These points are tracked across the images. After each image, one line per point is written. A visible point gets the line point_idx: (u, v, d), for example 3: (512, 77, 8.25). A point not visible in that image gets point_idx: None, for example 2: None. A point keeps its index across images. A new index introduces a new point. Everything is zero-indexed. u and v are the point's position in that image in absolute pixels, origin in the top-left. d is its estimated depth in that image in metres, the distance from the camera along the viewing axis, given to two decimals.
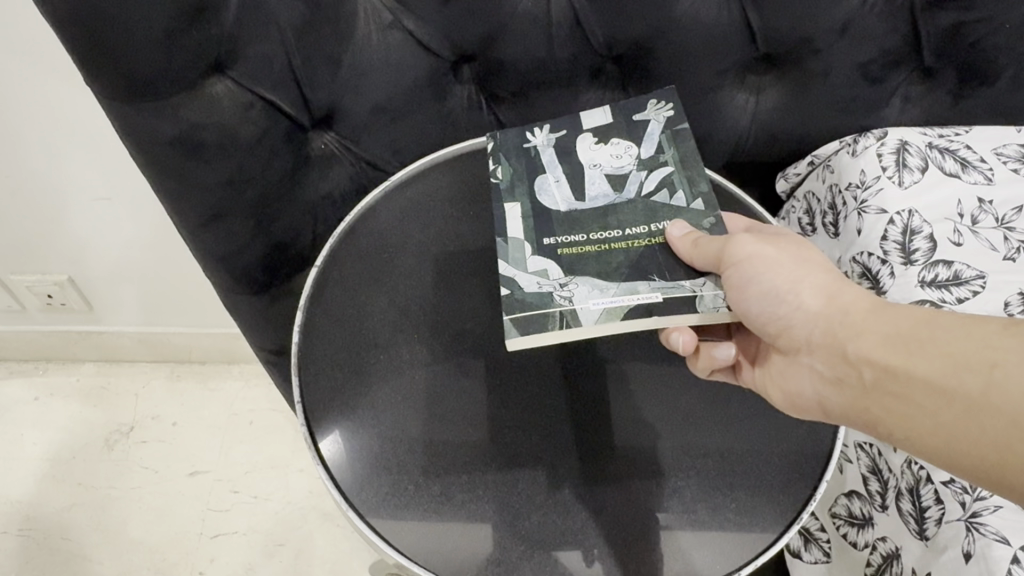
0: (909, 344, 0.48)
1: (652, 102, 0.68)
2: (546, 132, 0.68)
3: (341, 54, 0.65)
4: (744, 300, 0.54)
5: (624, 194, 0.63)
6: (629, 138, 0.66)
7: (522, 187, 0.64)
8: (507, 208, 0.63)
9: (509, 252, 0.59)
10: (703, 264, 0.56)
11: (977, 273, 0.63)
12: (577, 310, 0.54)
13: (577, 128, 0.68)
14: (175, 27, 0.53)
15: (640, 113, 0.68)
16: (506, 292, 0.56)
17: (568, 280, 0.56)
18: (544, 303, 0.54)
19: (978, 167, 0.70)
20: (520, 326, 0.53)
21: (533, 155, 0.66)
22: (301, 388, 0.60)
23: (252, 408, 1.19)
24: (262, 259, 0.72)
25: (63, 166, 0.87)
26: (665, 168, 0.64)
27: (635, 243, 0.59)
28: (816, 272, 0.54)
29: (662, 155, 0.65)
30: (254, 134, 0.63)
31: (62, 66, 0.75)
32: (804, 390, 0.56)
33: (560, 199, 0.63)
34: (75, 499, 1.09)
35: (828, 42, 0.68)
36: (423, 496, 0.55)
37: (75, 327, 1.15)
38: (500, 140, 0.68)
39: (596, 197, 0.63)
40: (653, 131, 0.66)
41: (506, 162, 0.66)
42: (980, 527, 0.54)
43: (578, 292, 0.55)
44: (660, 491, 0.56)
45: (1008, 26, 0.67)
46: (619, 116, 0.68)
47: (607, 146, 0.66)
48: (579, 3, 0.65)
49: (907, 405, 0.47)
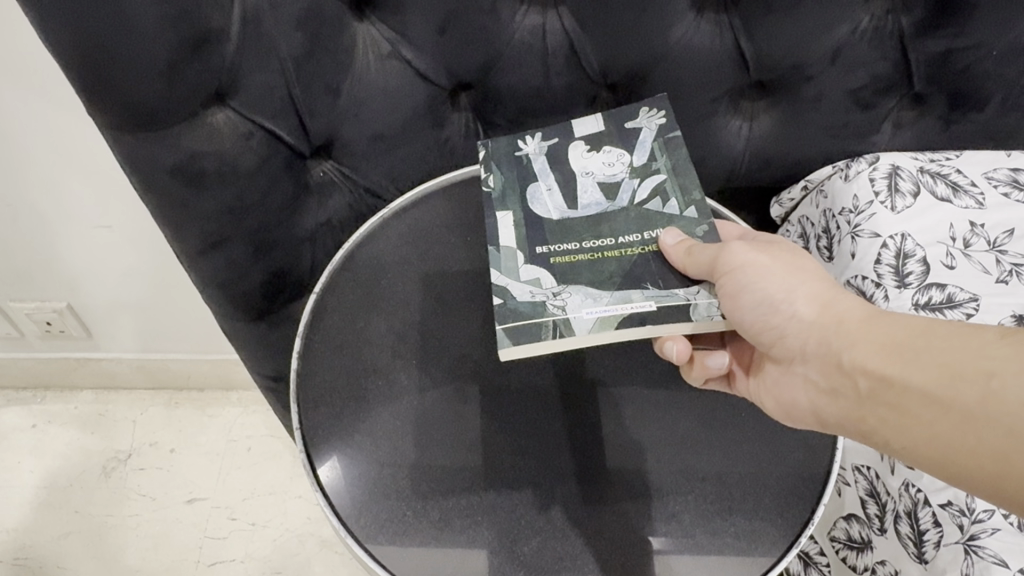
0: (905, 353, 0.48)
1: (644, 109, 0.69)
2: (537, 140, 0.69)
3: (340, 83, 0.66)
4: (738, 311, 0.55)
5: (616, 202, 0.63)
6: (621, 145, 0.67)
7: (514, 197, 0.65)
8: (499, 217, 0.63)
9: (501, 261, 0.60)
10: (697, 272, 0.56)
11: (970, 296, 0.64)
12: (570, 319, 0.54)
13: (569, 136, 0.69)
14: (177, 59, 0.54)
15: (632, 121, 0.68)
16: (498, 300, 0.56)
17: (562, 289, 0.57)
18: (537, 313, 0.55)
19: (969, 192, 0.71)
20: (512, 334, 0.54)
21: (524, 163, 0.67)
22: (301, 415, 0.60)
23: (252, 434, 1.19)
24: (261, 286, 0.72)
25: (64, 194, 0.88)
26: (658, 176, 0.64)
27: (627, 251, 0.60)
28: (810, 281, 0.55)
29: (654, 163, 0.65)
30: (254, 162, 0.63)
31: (65, 97, 0.76)
32: (799, 400, 0.56)
33: (553, 207, 0.63)
34: (71, 528, 1.09)
35: (819, 69, 0.69)
36: (422, 523, 0.55)
37: (72, 355, 1.15)
38: (492, 148, 0.69)
39: (588, 205, 0.63)
40: (645, 140, 0.67)
41: (498, 170, 0.67)
42: (979, 549, 0.54)
43: (571, 301, 0.56)
44: (657, 514, 0.56)
45: (995, 53, 0.68)
46: (611, 124, 0.69)
47: (600, 155, 0.67)
48: (574, 32, 0.67)
49: (905, 416, 0.47)
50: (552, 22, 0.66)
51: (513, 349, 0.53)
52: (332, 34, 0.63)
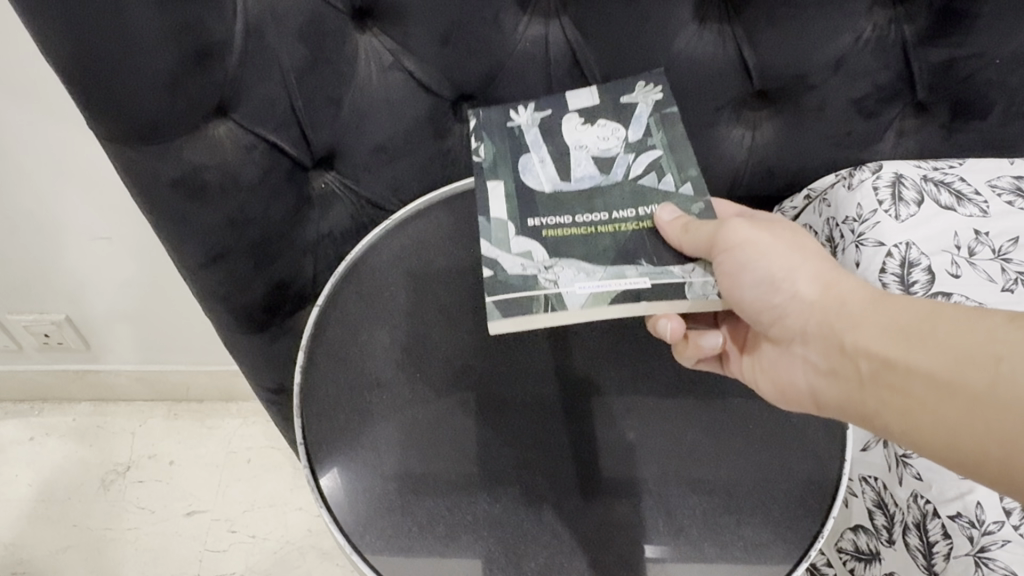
0: (909, 336, 0.48)
1: (641, 84, 0.67)
2: (530, 111, 0.68)
3: (342, 95, 0.65)
4: (738, 290, 0.54)
5: (611, 176, 0.62)
6: (617, 120, 0.66)
7: (504, 166, 0.64)
8: (489, 186, 0.63)
9: (492, 232, 0.59)
10: (694, 249, 0.55)
11: (976, 305, 0.64)
12: (562, 294, 0.53)
13: (563, 108, 0.68)
14: (179, 72, 0.53)
15: (629, 95, 0.67)
16: (488, 273, 0.55)
17: (553, 263, 0.56)
18: (529, 287, 0.54)
19: (973, 200, 0.71)
20: (503, 307, 0.53)
21: (515, 135, 0.66)
22: (304, 429, 0.59)
23: (251, 445, 1.18)
24: (262, 299, 0.71)
25: (63, 205, 0.87)
26: (653, 151, 0.63)
27: (622, 227, 0.59)
28: (813, 261, 0.54)
29: (650, 139, 0.64)
30: (255, 174, 0.63)
31: (64, 108, 0.76)
32: (797, 380, 0.56)
33: (545, 178, 0.62)
34: (70, 541, 1.07)
35: (822, 78, 0.69)
36: (427, 538, 0.54)
37: (71, 366, 1.15)
38: (483, 117, 0.68)
39: (582, 178, 0.62)
40: (640, 114, 0.66)
41: (490, 139, 0.66)
42: (989, 562, 0.54)
43: (562, 275, 0.55)
44: (666, 528, 0.55)
45: (998, 61, 0.68)
46: (607, 97, 0.67)
47: (595, 128, 0.66)
48: (576, 41, 0.67)
49: (909, 401, 0.47)
50: (556, 33, 0.67)
51: (502, 323, 0.53)
52: (334, 46, 0.63)
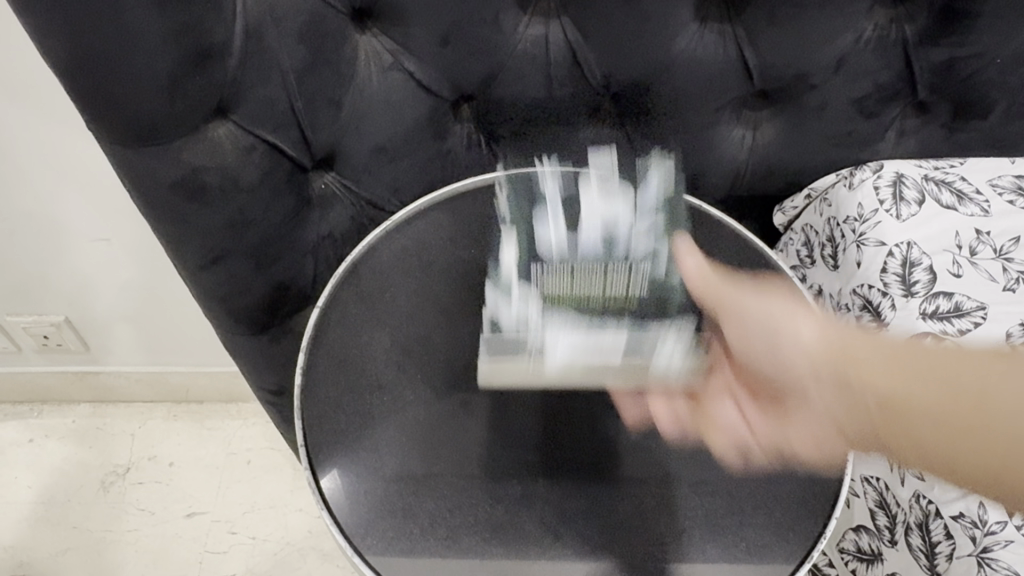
0: (924, 377, 0.49)
1: (655, 173, 0.69)
2: (555, 188, 0.68)
3: (342, 96, 0.65)
4: (749, 346, 0.59)
5: (615, 250, 0.62)
6: (631, 187, 0.68)
7: (520, 230, 0.66)
8: (505, 258, 0.65)
9: (501, 280, 0.64)
10: (711, 298, 0.61)
11: (978, 305, 0.64)
12: (545, 357, 0.60)
13: (585, 186, 0.68)
14: (180, 73, 0.53)
15: (642, 175, 0.69)
16: (489, 328, 0.62)
17: (544, 324, 0.60)
18: (519, 346, 0.61)
19: (974, 200, 0.70)
20: (496, 359, 0.61)
21: (535, 190, 0.69)
22: (305, 430, 0.59)
23: (250, 446, 1.18)
24: (262, 301, 0.71)
25: (62, 206, 0.87)
26: (656, 219, 0.65)
27: (617, 298, 0.61)
28: (817, 319, 0.57)
29: (654, 207, 0.66)
30: (256, 175, 0.63)
31: (63, 108, 0.75)
32: (821, 437, 0.55)
33: (554, 234, 0.64)
34: (70, 543, 1.07)
35: (823, 78, 0.69)
36: (429, 540, 0.54)
37: (70, 368, 1.14)
38: (502, 216, 0.70)
39: (588, 239, 0.63)
40: (651, 184, 0.68)
41: (513, 210, 0.69)
42: (992, 562, 0.54)
43: (546, 334, 0.59)
44: (668, 530, 0.55)
45: (999, 62, 0.69)
46: (624, 180, 0.69)
47: (607, 193, 0.67)
48: (576, 42, 0.67)
49: (909, 413, 0.48)
50: (556, 33, 0.67)
51: (486, 371, 0.62)
52: (335, 47, 0.63)
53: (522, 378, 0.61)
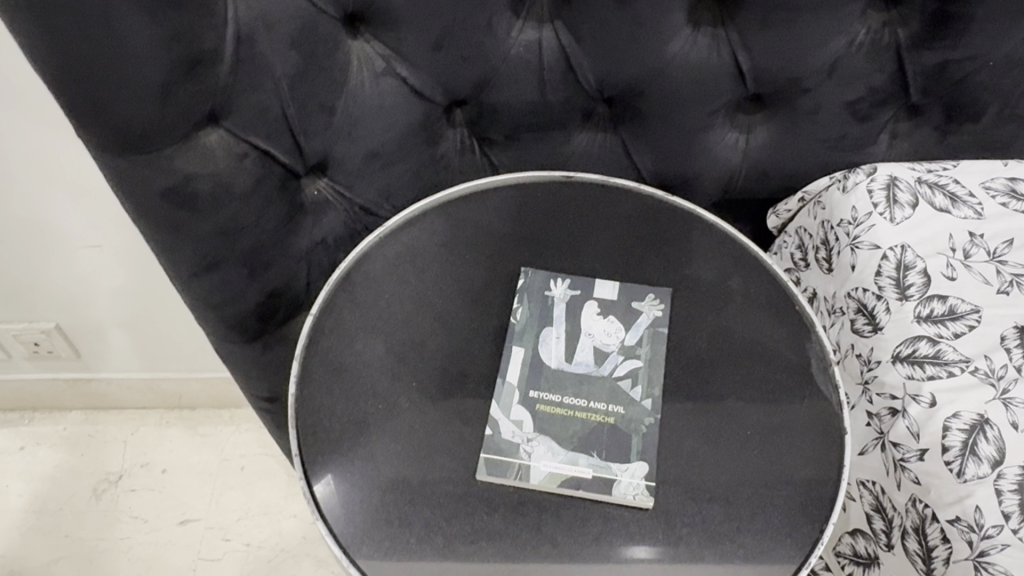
0: None
1: (649, 295, 0.67)
2: (565, 285, 0.68)
3: (335, 102, 0.65)
4: None
5: (601, 369, 0.62)
6: (621, 319, 0.65)
7: (530, 334, 0.64)
8: (512, 352, 0.63)
9: (508, 368, 0.62)
10: None
11: (972, 308, 0.64)
12: (529, 467, 0.57)
13: (590, 293, 0.67)
14: (172, 81, 0.53)
15: (638, 302, 0.67)
16: (489, 431, 0.59)
17: (535, 435, 0.58)
18: (511, 451, 0.58)
19: (968, 202, 0.70)
20: (491, 468, 0.57)
21: (547, 307, 0.66)
22: (299, 440, 0.59)
23: (243, 452, 1.17)
24: (256, 308, 0.70)
25: (52, 213, 0.86)
26: (635, 361, 0.63)
27: (593, 416, 0.59)
28: None
29: (638, 348, 0.64)
30: (249, 182, 0.62)
31: (56, 115, 0.75)
32: None
33: (553, 354, 0.63)
34: (62, 552, 1.06)
35: (816, 82, 0.69)
36: (426, 549, 0.54)
37: (61, 374, 1.14)
38: (526, 279, 0.68)
39: (579, 363, 0.62)
40: (639, 323, 0.65)
41: (528, 302, 0.66)
42: (989, 566, 0.54)
43: (536, 450, 0.57)
44: (666, 536, 0.55)
45: (992, 63, 0.69)
46: (622, 296, 0.67)
47: (603, 321, 0.65)
48: (570, 46, 0.67)
49: None
50: (548, 37, 0.67)
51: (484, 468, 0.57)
52: (328, 53, 0.63)
53: (520, 477, 0.57)
